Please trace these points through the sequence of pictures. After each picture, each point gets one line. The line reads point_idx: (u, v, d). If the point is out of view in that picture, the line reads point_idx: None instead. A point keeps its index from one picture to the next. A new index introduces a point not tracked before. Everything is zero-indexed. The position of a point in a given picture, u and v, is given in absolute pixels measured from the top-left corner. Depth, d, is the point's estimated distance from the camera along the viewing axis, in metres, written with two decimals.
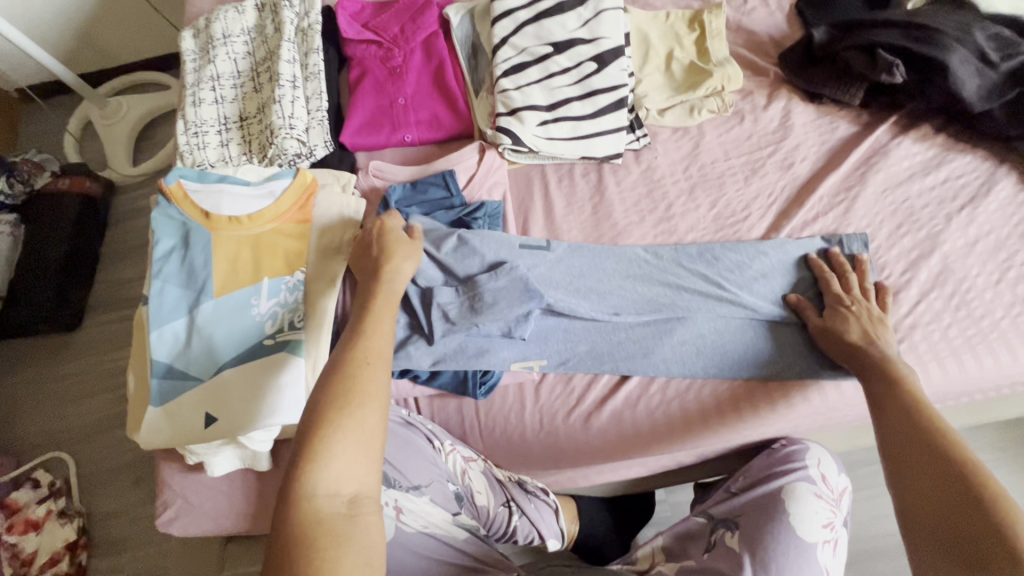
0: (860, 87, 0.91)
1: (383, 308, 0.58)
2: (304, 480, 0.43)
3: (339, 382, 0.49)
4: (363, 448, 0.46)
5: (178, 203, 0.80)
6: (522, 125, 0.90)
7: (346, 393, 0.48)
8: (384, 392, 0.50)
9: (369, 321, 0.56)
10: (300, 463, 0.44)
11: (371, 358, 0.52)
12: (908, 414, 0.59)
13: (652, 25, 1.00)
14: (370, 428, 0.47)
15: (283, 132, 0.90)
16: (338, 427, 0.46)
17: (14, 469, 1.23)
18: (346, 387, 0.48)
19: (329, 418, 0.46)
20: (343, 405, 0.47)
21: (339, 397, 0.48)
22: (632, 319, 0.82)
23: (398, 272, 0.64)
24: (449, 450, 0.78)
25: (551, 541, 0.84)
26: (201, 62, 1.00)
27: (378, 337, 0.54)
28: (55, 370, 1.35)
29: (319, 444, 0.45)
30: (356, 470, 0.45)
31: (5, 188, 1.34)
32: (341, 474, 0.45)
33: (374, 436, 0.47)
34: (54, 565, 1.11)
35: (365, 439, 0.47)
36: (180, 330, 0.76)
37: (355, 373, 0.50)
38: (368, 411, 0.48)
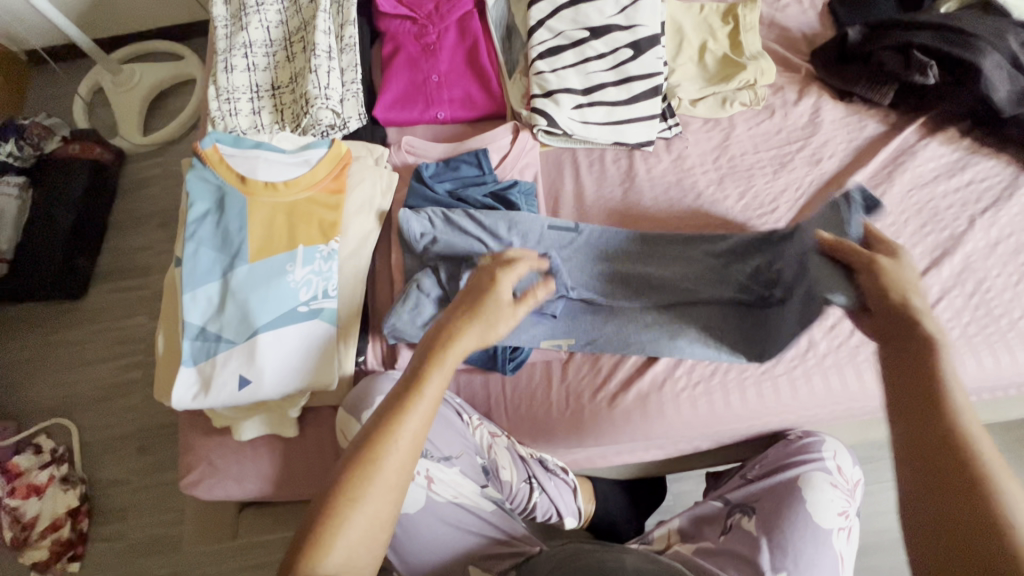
0: (891, 87, 0.92)
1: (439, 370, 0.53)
2: (312, 550, 0.46)
3: (353, 467, 0.49)
4: (366, 532, 0.48)
5: (213, 167, 0.80)
6: (557, 107, 0.91)
7: (358, 472, 0.49)
8: (392, 482, 0.49)
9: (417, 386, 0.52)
10: (311, 541, 0.47)
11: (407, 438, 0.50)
12: (938, 432, 0.43)
13: (686, 16, 1.01)
14: (377, 511, 0.49)
15: (318, 102, 0.90)
16: (346, 513, 0.48)
17: (16, 435, 1.22)
18: (359, 472, 0.48)
19: (340, 502, 0.48)
20: (357, 482, 0.48)
21: (347, 482, 0.48)
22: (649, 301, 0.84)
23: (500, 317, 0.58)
24: (477, 424, 0.79)
25: (568, 519, 0.86)
26: (233, 28, 0.99)
27: (415, 414, 0.51)
28: (63, 336, 1.33)
29: (328, 524, 0.47)
30: (359, 546, 0.48)
31: (15, 150, 1.29)
32: (344, 549, 0.47)
33: (379, 520, 0.49)
34: (55, 530, 1.11)
35: (367, 524, 0.48)
36: (214, 293, 0.76)
37: (371, 455, 0.49)
38: (377, 492, 0.49)
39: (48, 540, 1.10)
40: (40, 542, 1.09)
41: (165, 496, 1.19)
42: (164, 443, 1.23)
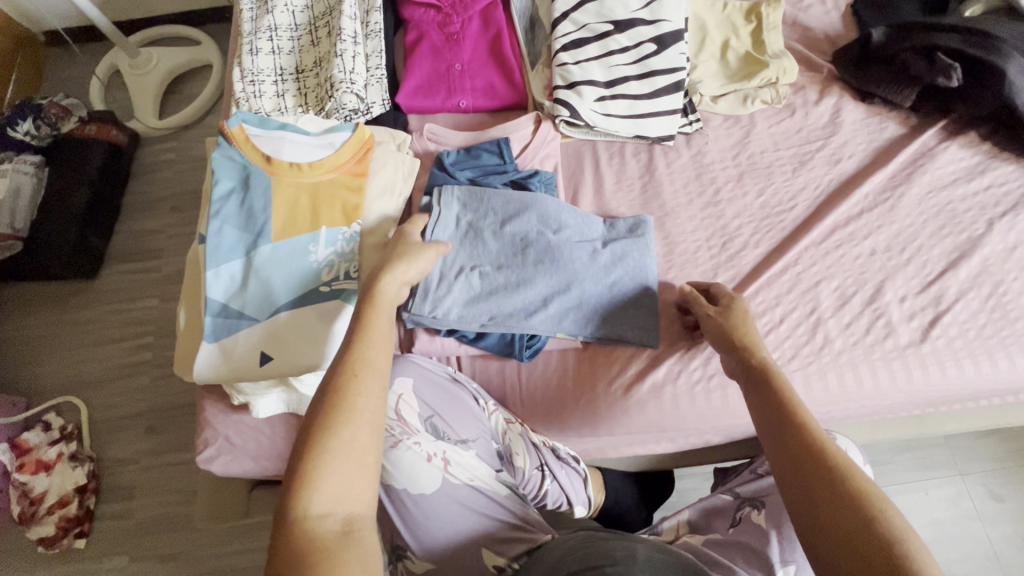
0: (913, 90, 0.92)
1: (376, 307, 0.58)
2: (299, 503, 0.44)
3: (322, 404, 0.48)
4: (351, 473, 0.46)
5: (239, 146, 0.81)
6: (580, 99, 0.91)
7: (330, 413, 0.48)
8: (368, 416, 0.49)
9: (365, 331, 0.55)
10: (295, 491, 0.44)
11: (367, 372, 0.51)
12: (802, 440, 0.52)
13: (710, 13, 1.01)
14: (361, 446, 0.48)
15: (342, 86, 0.90)
16: (326, 455, 0.46)
17: (24, 411, 1.21)
18: (332, 406, 0.48)
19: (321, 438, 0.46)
20: (331, 423, 0.47)
21: (325, 417, 0.48)
22: (583, 280, 0.82)
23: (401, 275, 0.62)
24: (492, 410, 0.81)
25: (578, 507, 0.86)
26: (258, 11, 0.99)
27: (376, 348, 0.53)
28: (70, 316, 1.32)
29: (310, 470, 0.45)
30: (349, 488, 0.46)
31: (32, 129, 1.28)
32: (334, 492, 0.45)
33: (362, 459, 0.47)
34: (62, 507, 1.11)
35: (354, 455, 0.47)
36: (237, 271, 0.77)
37: (343, 388, 0.49)
38: (355, 428, 0.48)
39: (55, 516, 1.11)
40: (47, 518, 1.10)
41: (171, 477, 1.18)
42: (172, 424, 1.22)
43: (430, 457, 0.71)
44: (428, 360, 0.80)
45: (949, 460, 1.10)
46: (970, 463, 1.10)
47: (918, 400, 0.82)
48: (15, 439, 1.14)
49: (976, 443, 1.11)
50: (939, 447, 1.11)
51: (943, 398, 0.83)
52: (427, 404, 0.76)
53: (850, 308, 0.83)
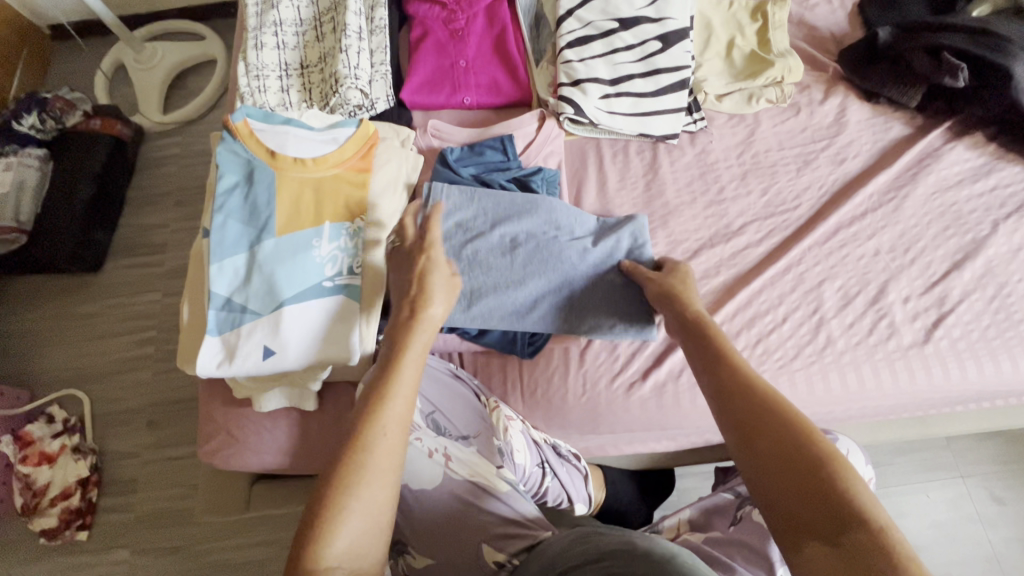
0: (919, 90, 0.92)
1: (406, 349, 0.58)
2: (314, 551, 0.45)
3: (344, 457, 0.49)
4: (366, 527, 0.48)
5: (243, 141, 0.81)
6: (584, 96, 0.91)
7: (354, 462, 0.49)
8: (387, 471, 0.50)
9: (395, 375, 0.55)
10: (311, 537, 0.46)
11: (392, 425, 0.52)
12: (741, 396, 0.55)
13: (716, 11, 1.01)
14: (378, 504, 0.49)
15: (347, 82, 0.91)
16: (345, 506, 0.47)
17: (28, 403, 1.22)
18: (353, 459, 0.49)
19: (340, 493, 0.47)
20: (354, 473, 0.48)
21: (348, 467, 0.49)
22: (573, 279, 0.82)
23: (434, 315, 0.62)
24: (494, 406, 0.80)
25: (578, 505, 0.86)
26: (263, 6, 0.99)
27: (402, 398, 0.54)
28: (74, 310, 1.32)
29: (329, 518, 0.47)
30: (362, 544, 0.47)
31: (37, 123, 1.30)
32: (347, 546, 0.46)
33: (378, 514, 0.49)
34: (64, 499, 1.12)
35: (371, 511, 0.48)
36: (240, 265, 0.77)
37: (367, 440, 0.50)
38: (375, 484, 0.49)
39: (58, 508, 1.12)
40: (51, 510, 1.11)
41: (173, 471, 1.19)
42: (174, 418, 1.23)
43: (432, 452, 0.72)
44: (431, 356, 0.81)
45: (951, 463, 1.10)
46: (971, 466, 1.10)
47: (919, 401, 0.82)
48: (18, 431, 1.15)
49: (978, 445, 1.11)
50: (941, 448, 1.11)
51: (946, 399, 0.83)
52: (429, 400, 0.77)
53: (853, 309, 0.82)
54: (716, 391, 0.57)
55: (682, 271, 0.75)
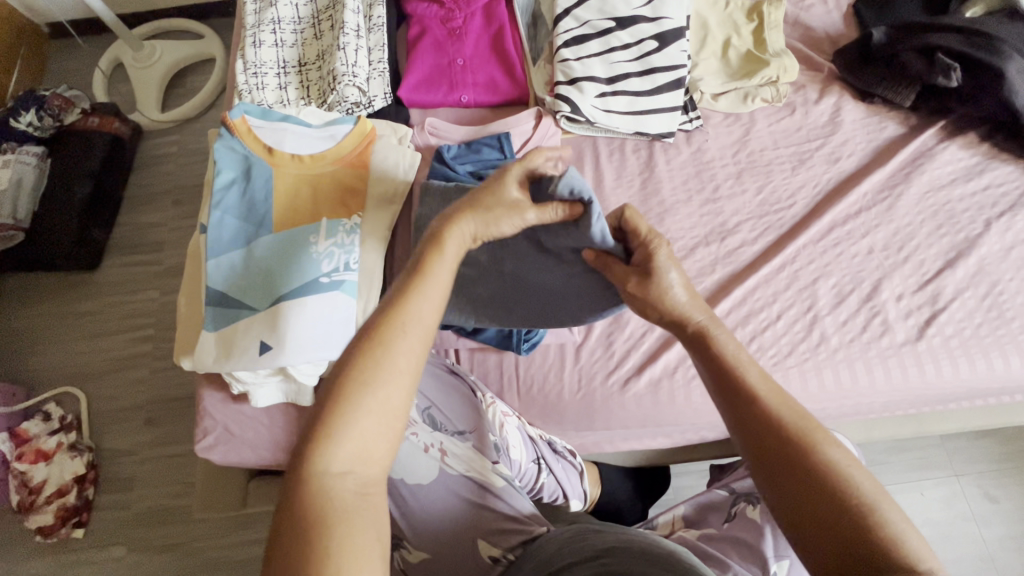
0: (913, 89, 0.93)
1: (439, 257, 0.52)
2: (319, 454, 0.43)
3: (355, 364, 0.46)
4: (374, 432, 0.45)
5: (241, 137, 0.81)
6: (581, 95, 0.91)
7: (366, 363, 0.46)
8: (401, 377, 0.47)
9: (425, 279, 0.51)
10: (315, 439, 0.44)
11: (410, 330, 0.48)
12: (772, 440, 0.49)
13: (712, 12, 1.01)
14: (390, 410, 0.46)
15: (345, 79, 0.91)
16: (352, 408, 0.45)
17: (24, 401, 1.22)
18: (367, 363, 0.46)
19: (349, 402, 0.45)
20: (365, 373, 0.45)
21: (360, 367, 0.46)
22: (550, 272, 0.71)
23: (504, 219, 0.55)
24: (489, 402, 0.80)
25: (574, 501, 0.87)
26: (261, 4, 0.99)
27: (425, 304, 0.50)
28: (71, 308, 1.32)
29: (335, 419, 0.44)
30: (367, 451, 0.45)
31: (35, 120, 1.29)
32: (352, 450, 0.44)
33: (389, 422, 0.46)
34: (61, 497, 1.12)
35: (382, 416, 0.46)
36: (237, 261, 0.77)
37: (384, 342, 0.47)
38: (388, 387, 0.46)
39: (54, 506, 1.11)
40: (46, 507, 1.10)
41: (170, 468, 1.19)
42: (170, 416, 1.23)
43: (427, 447, 0.74)
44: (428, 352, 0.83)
45: (945, 461, 1.11)
46: (965, 465, 1.10)
47: (912, 399, 0.83)
48: (14, 428, 1.15)
49: (973, 444, 1.12)
50: (935, 448, 1.12)
51: (938, 397, 0.83)
52: (425, 396, 0.78)
53: (847, 306, 0.83)
54: (735, 424, 0.52)
55: (660, 261, 0.56)
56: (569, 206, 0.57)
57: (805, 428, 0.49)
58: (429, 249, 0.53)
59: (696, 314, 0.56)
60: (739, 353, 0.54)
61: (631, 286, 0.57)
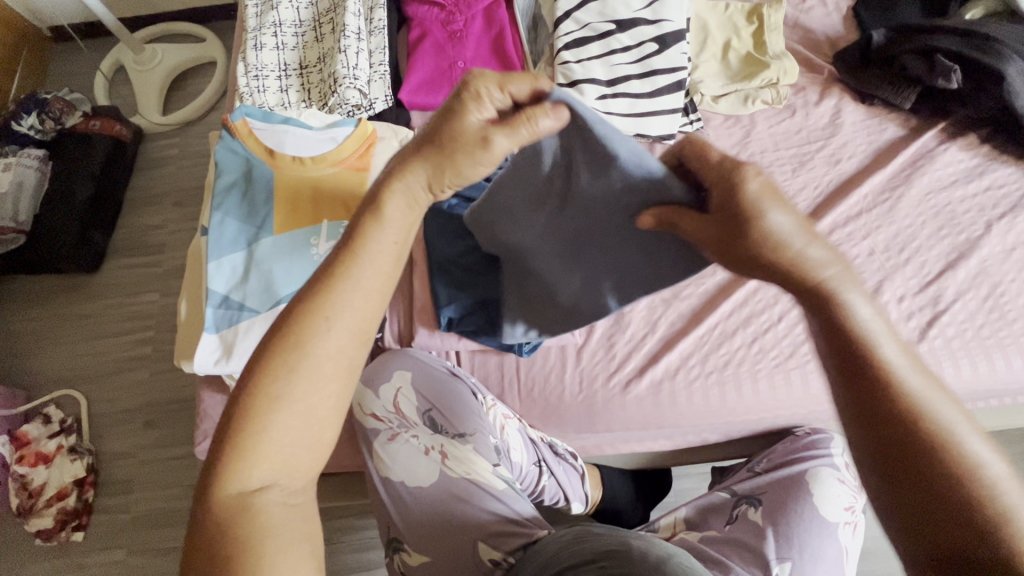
0: (913, 91, 0.93)
1: (376, 228, 0.47)
2: (233, 468, 0.42)
3: (266, 371, 0.43)
4: (297, 438, 0.44)
5: (242, 140, 0.82)
6: (582, 97, 0.92)
7: (281, 369, 0.43)
8: (323, 378, 0.44)
9: (350, 264, 0.45)
10: (230, 450, 0.42)
11: (332, 326, 0.44)
12: (891, 417, 0.41)
13: (712, 14, 1.02)
14: (311, 417, 0.44)
15: (346, 82, 0.91)
16: (268, 418, 0.43)
17: (25, 404, 1.22)
18: (282, 368, 0.43)
19: (259, 413, 0.42)
20: (278, 379, 0.43)
21: (273, 373, 0.43)
22: (610, 215, 0.58)
23: (470, 170, 0.48)
24: (490, 404, 0.80)
25: (575, 504, 0.87)
26: (263, 7, 1.00)
27: (349, 295, 0.45)
28: (71, 310, 1.32)
29: (249, 430, 0.42)
30: (289, 460, 0.44)
31: (37, 124, 1.30)
32: (270, 461, 0.43)
33: (315, 427, 0.45)
34: (60, 500, 1.12)
35: (302, 424, 0.44)
36: (238, 263, 0.77)
37: (302, 341, 0.43)
38: (306, 393, 0.44)
39: (54, 509, 1.12)
40: (46, 510, 1.11)
41: (169, 470, 1.19)
42: (170, 419, 1.23)
43: (427, 450, 0.75)
44: (428, 354, 0.82)
45: None
46: None
47: None
48: (14, 431, 1.15)
49: None
50: None
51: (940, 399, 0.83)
52: (424, 399, 0.79)
53: None
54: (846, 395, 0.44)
55: (751, 199, 0.45)
56: (554, 109, 0.47)
57: (932, 410, 0.41)
58: (367, 215, 0.47)
59: (824, 269, 0.45)
60: (872, 317, 0.44)
61: (712, 237, 0.47)
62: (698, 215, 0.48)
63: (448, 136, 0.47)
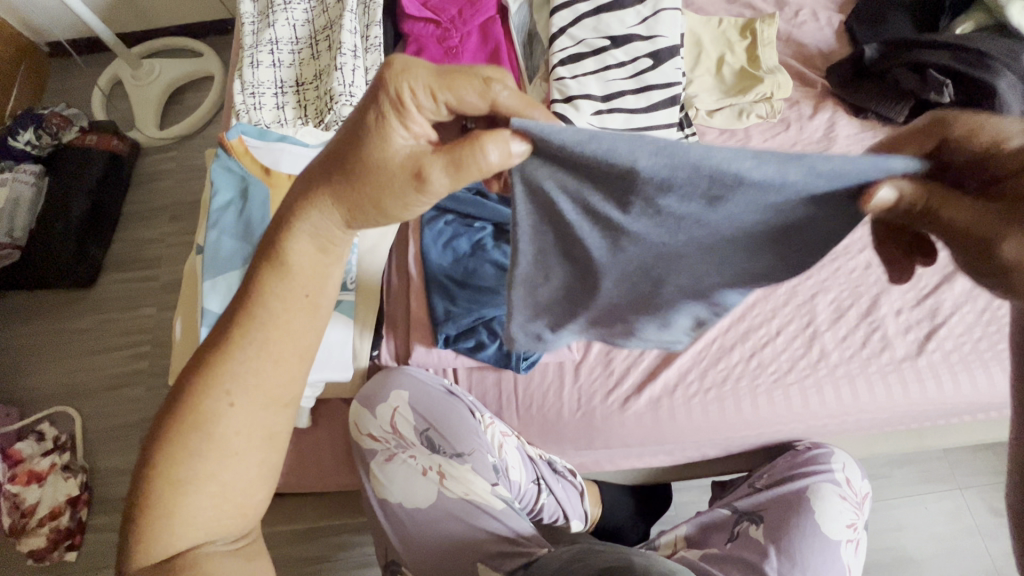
0: (906, 105, 0.94)
1: (273, 287, 0.47)
2: (147, 538, 0.45)
3: (167, 449, 0.45)
4: (211, 500, 0.47)
5: (238, 158, 0.82)
6: (577, 113, 0.92)
7: (185, 439, 0.45)
8: (230, 442, 0.46)
9: (249, 327, 0.46)
10: (142, 517, 0.45)
11: (231, 392, 0.46)
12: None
13: (705, 29, 1.03)
14: (223, 478, 0.47)
15: (342, 100, 0.92)
16: (179, 487, 0.45)
17: (18, 421, 1.20)
18: (185, 438, 0.45)
19: (167, 485, 0.45)
20: (182, 449, 0.45)
21: (176, 445, 0.45)
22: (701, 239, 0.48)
23: (399, 203, 0.43)
24: (488, 423, 0.79)
25: (575, 522, 0.86)
26: (260, 25, 1.00)
27: (246, 360, 0.46)
28: (66, 326, 1.31)
29: (160, 499, 0.45)
30: (207, 521, 0.47)
31: (33, 139, 1.29)
32: (186, 527, 0.46)
33: (230, 484, 0.47)
34: (53, 519, 1.10)
35: (212, 488, 0.46)
36: (233, 281, 0.76)
37: (203, 410, 0.46)
38: (214, 458, 0.46)
39: (46, 529, 1.09)
40: (38, 529, 1.08)
41: None
42: None
43: (426, 470, 0.76)
44: (424, 373, 0.81)
45: (949, 474, 1.10)
46: (967, 478, 1.09)
47: (913, 414, 0.82)
48: (7, 449, 1.13)
49: (974, 457, 1.11)
50: (938, 461, 1.11)
51: (940, 412, 0.83)
52: (422, 419, 0.78)
53: (846, 322, 0.83)
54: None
55: None
56: (498, 139, 0.39)
57: None
58: (265, 273, 0.46)
59: None
60: None
61: (986, 228, 0.38)
62: (966, 200, 0.38)
63: (366, 168, 0.41)
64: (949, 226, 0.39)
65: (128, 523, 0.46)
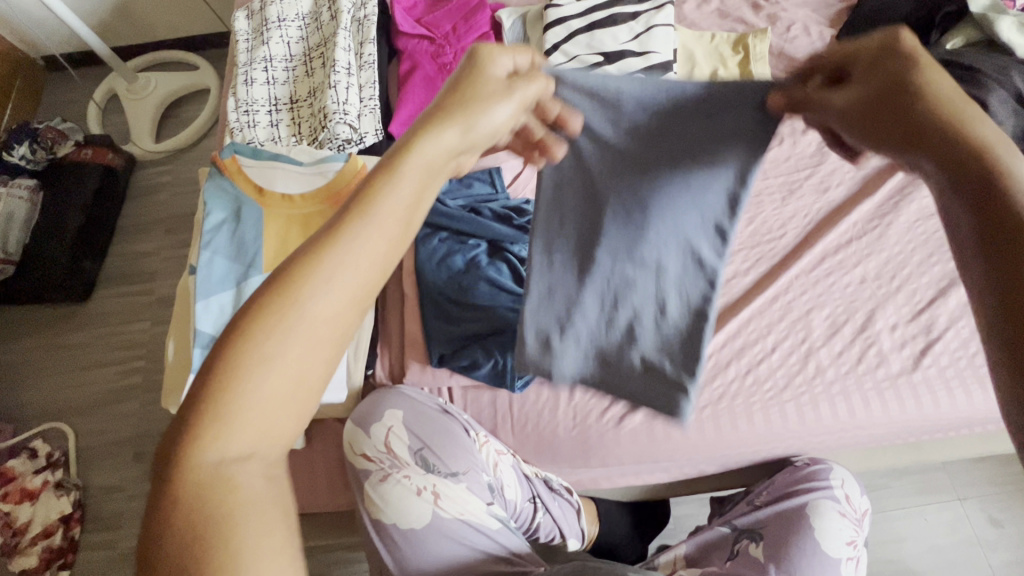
0: None
1: (391, 180, 0.39)
2: (201, 433, 0.34)
3: (251, 324, 0.35)
4: (282, 405, 0.35)
5: (231, 177, 0.82)
6: None
7: (269, 317, 0.35)
8: (319, 335, 0.36)
9: (367, 210, 0.38)
10: (205, 399, 0.34)
11: (335, 277, 0.36)
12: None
13: (698, 44, 1.04)
14: (300, 382, 0.35)
15: (336, 117, 0.92)
16: (252, 369, 0.34)
17: (12, 438, 1.19)
18: (274, 314, 0.35)
19: (240, 365, 0.34)
20: (261, 328, 0.35)
21: (258, 321, 0.35)
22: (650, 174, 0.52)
23: (486, 122, 0.44)
24: (483, 441, 0.78)
25: (572, 540, 0.85)
26: (254, 42, 1.00)
27: (354, 244, 0.37)
28: (59, 341, 1.30)
29: (227, 382, 0.34)
30: (272, 432, 0.35)
31: (28, 153, 1.29)
32: (248, 430, 0.34)
33: (308, 394, 0.36)
34: (46, 537, 1.09)
35: (288, 391, 0.35)
36: (226, 303, 0.76)
37: (294, 286, 0.35)
38: (295, 350, 0.35)
39: (39, 547, 1.07)
40: (31, 548, 1.07)
41: None
42: None
43: (420, 490, 0.73)
44: (419, 392, 0.81)
45: (948, 485, 1.09)
46: (966, 489, 1.09)
47: (911, 429, 0.82)
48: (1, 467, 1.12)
49: (973, 468, 1.10)
50: (937, 472, 1.10)
51: (937, 426, 0.83)
52: (416, 437, 0.76)
53: (841, 337, 0.83)
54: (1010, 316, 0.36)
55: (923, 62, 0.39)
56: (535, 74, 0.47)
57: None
58: (377, 170, 0.40)
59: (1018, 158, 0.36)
60: None
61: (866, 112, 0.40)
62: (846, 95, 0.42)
63: (460, 89, 0.44)
64: (833, 113, 0.42)
65: (185, 419, 0.34)
